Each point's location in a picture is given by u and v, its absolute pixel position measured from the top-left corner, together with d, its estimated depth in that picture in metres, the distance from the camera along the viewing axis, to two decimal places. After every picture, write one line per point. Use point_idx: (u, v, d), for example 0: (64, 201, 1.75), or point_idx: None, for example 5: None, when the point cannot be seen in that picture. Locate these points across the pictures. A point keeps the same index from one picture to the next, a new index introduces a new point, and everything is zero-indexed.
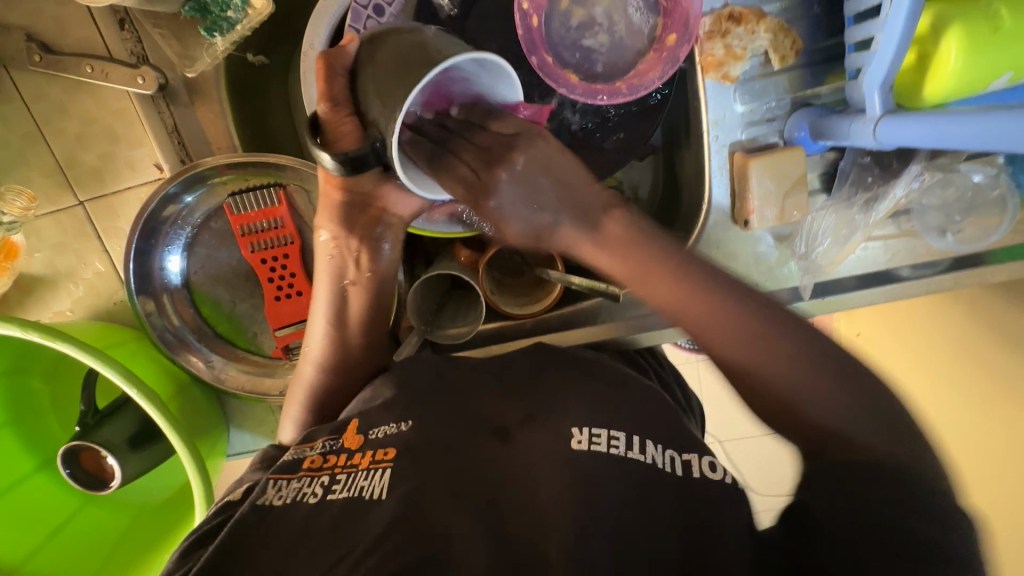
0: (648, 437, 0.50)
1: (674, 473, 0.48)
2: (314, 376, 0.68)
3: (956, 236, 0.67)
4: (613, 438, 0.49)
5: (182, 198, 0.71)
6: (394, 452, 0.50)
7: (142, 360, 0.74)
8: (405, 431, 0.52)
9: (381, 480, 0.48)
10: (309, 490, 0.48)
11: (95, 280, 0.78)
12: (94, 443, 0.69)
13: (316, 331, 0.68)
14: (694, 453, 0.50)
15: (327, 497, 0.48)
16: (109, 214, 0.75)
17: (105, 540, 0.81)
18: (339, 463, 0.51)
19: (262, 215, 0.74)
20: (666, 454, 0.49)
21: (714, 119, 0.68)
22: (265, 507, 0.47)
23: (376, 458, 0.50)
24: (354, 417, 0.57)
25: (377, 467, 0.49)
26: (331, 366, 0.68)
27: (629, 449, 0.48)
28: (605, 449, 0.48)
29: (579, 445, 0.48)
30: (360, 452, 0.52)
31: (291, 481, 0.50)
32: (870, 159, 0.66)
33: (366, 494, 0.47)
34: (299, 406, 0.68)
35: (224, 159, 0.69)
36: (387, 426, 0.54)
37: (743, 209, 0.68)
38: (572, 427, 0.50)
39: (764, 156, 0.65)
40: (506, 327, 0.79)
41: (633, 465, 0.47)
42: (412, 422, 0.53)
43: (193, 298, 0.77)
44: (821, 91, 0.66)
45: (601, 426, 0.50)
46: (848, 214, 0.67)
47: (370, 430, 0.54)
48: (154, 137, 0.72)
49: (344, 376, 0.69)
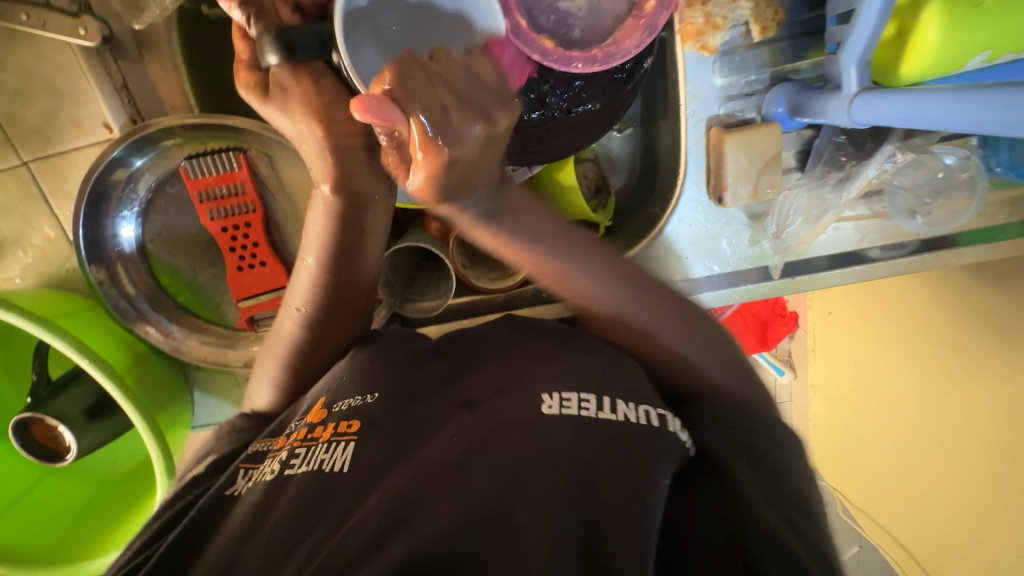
0: (617, 397, 0.49)
1: (650, 426, 0.46)
2: (293, 331, 0.61)
3: (925, 219, 0.68)
4: (584, 400, 0.48)
5: (131, 160, 0.68)
6: (359, 424, 0.50)
7: (96, 331, 0.71)
8: (370, 403, 0.52)
9: (343, 453, 0.47)
10: (269, 469, 0.48)
11: (45, 246, 0.74)
12: (46, 414, 0.67)
13: (302, 283, 0.61)
14: (666, 410, 0.49)
15: (284, 472, 0.47)
16: (57, 176, 0.71)
17: (70, 509, 0.80)
18: (299, 438, 0.50)
19: (222, 180, 0.70)
20: (640, 409, 0.48)
21: (692, 93, 0.66)
22: (233, 497, 0.47)
23: (339, 430, 0.49)
24: (321, 395, 0.56)
25: (339, 440, 0.48)
26: (314, 321, 0.61)
27: (600, 410, 0.47)
28: (576, 412, 0.47)
29: (550, 410, 0.47)
30: (322, 425, 0.51)
31: (258, 469, 0.49)
32: (844, 138, 0.65)
33: (326, 467, 0.46)
34: (276, 363, 0.62)
35: (176, 119, 0.65)
36: (352, 399, 0.53)
37: (718, 186, 0.67)
38: (542, 393, 0.49)
39: (741, 131, 0.64)
40: (476, 302, 0.77)
41: (603, 426, 0.46)
42: (379, 394, 0.53)
43: (150, 266, 0.74)
44: (799, 66, 0.65)
45: (571, 390, 0.49)
46: (820, 193, 0.67)
47: (334, 403, 0.53)
48: (101, 93, 0.68)
49: (329, 333, 0.62)
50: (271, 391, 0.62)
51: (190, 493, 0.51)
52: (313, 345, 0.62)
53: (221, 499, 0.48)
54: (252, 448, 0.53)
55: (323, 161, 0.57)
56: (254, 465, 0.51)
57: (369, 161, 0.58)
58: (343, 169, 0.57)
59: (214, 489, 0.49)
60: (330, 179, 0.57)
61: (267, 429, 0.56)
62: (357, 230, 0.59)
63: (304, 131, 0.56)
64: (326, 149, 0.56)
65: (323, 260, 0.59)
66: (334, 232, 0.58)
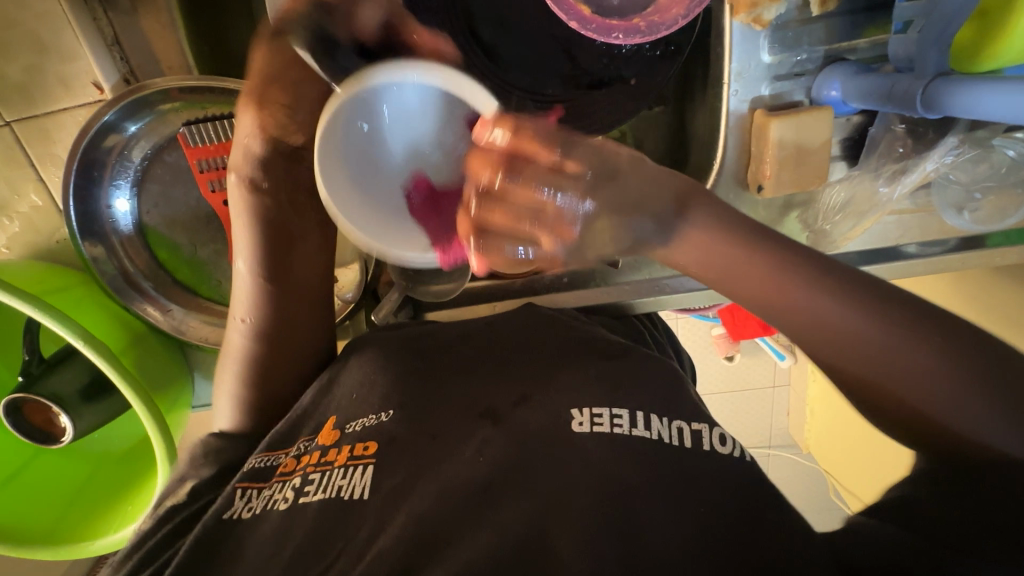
0: (651, 412, 0.46)
1: (685, 448, 0.44)
2: (243, 343, 0.57)
3: (973, 215, 0.64)
4: (616, 417, 0.45)
5: (125, 126, 0.62)
6: (375, 447, 0.47)
7: (90, 309, 0.67)
8: (386, 422, 0.49)
9: (363, 477, 0.45)
10: (280, 496, 0.45)
11: (32, 214, 0.69)
12: (40, 396, 0.64)
13: (241, 289, 0.57)
14: (704, 421, 0.46)
15: (299, 500, 0.44)
16: (43, 139, 0.65)
17: (67, 488, 0.78)
18: (312, 462, 0.47)
19: (222, 149, 0.65)
20: (674, 426, 0.45)
21: (737, 70, 0.61)
22: (233, 522, 0.45)
23: (354, 454, 0.47)
24: (330, 412, 0.53)
25: (356, 463, 0.46)
26: (264, 331, 0.57)
27: (634, 427, 0.44)
28: (608, 429, 0.44)
29: (581, 428, 0.45)
30: (336, 448, 0.48)
31: (261, 492, 0.47)
32: (903, 127, 0.60)
33: (344, 495, 0.44)
34: (232, 376, 0.58)
35: (172, 80, 0.60)
36: (366, 418, 0.50)
37: (758, 173, 0.63)
38: (570, 408, 0.46)
39: (788, 115, 0.59)
40: (492, 286, 0.74)
41: (638, 444, 0.43)
42: (394, 411, 0.50)
43: (147, 240, 0.69)
44: (857, 44, 0.59)
45: (602, 405, 0.46)
46: (871, 186, 0.63)
47: (348, 424, 0.51)
48: (89, 47, 0.61)
49: (280, 342, 0.58)
50: (236, 406, 0.58)
51: (179, 515, 0.49)
52: (268, 357, 0.58)
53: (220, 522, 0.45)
54: (251, 464, 0.50)
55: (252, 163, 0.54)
56: (252, 483, 0.48)
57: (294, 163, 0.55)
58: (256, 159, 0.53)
59: (211, 514, 0.46)
60: (258, 178, 0.54)
61: (264, 443, 0.52)
62: (297, 235, 0.57)
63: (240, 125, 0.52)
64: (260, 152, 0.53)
65: (261, 265, 0.56)
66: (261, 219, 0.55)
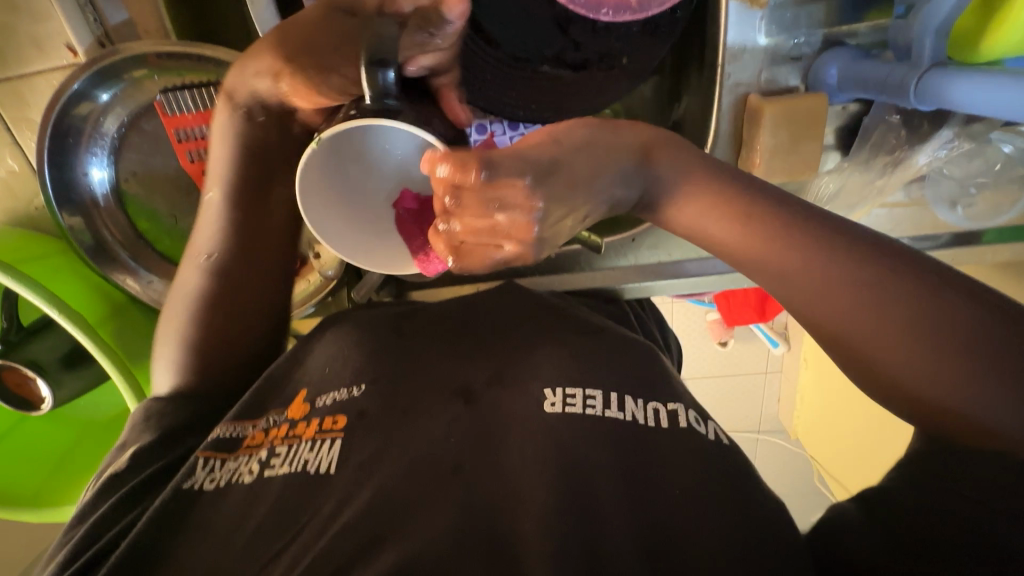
0: (625, 393, 0.46)
1: (659, 428, 0.44)
2: (199, 281, 0.55)
3: (966, 210, 0.63)
4: (589, 397, 0.45)
5: (96, 93, 0.61)
6: (345, 421, 0.47)
7: (67, 278, 0.67)
8: (356, 397, 0.49)
9: (330, 452, 0.45)
10: (246, 468, 0.45)
11: (10, 179, 0.68)
12: (17, 363, 0.64)
13: (206, 220, 0.54)
14: (679, 403, 0.47)
15: (264, 474, 0.44)
16: (19, 102, 0.64)
17: (50, 454, 0.79)
18: (280, 435, 0.47)
19: (200, 119, 0.64)
20: (647, 407, 0.45)
21: (732, 52, 0.58)
22: (194, 492, 0.44)
23: (324, 427, 0.47)
24: (302, 386, 0.53)
25: (324, 437, 0.46)
26: (222, 274, 0.55)
27: (606, 408, 0.45)
28: (580, 411, 0.44)
29: (553, 408, 0.44)
30: (305, 422, 0.48)
31: (225, 463, 0.46)
32: (898, 118, 0.58)
33: (311, 470, 0.44)
34: (177, 329, 0.55)
35: (149, 46, 0.58)
36: (336, 392, 0.50)
37: (748, 160, 0.61)
38: (544, 388, 0.46)
39: (781, 101, 0.57)
40: (477, 268, 0.73)
41: (610, 425, 0.44)
42: (366, 385, 0.50)
43: (126, 209, 0.68)
44: (858, 28, 0.57)
45: (575, 385, 0.46)
46: (865, 177, 0.62)
47: (318, 397, 0.51)
48: (62, 10, 0.59)
49: (233, 292, 0.56)
50: (177, 359, 0.55)
51: (133, 484, 0.46)
52: (215, 301, 0.55)
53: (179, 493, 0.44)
54: (216, 434, 0.49)
55: (249, 87, 0.49)
56: (216, 453, 0.47)
57: (281, 127, 0.52)
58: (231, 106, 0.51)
59: (171, 486, 0.44)
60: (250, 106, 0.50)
61: (230, 414, 0.51)
62: (264, 176, 0.54)
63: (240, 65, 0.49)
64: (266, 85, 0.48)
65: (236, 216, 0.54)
66: (233, 165, 0.52)
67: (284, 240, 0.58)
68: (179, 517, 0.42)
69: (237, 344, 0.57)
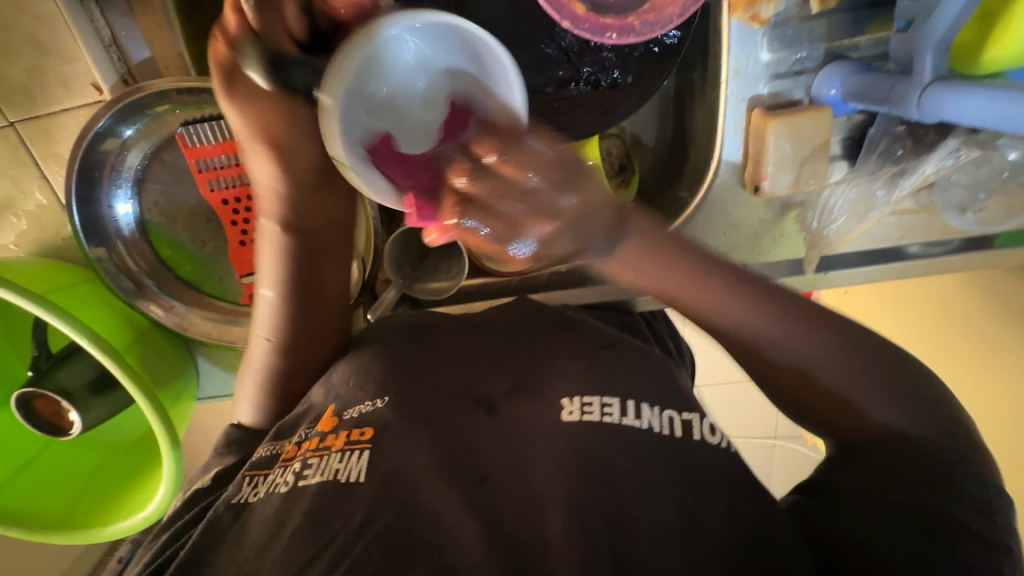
0: (641, 400, 0.47)
1: (674, 437, 0.45)
2: (265, 358, 0.59)
3: (977, 216, 0.62)
4: (606, 405, 0.46)
5: (121, 130, 0.63)
6: (371, 432, 0.48)
7: (94, 306, 0.69)
8: (379, 409, 0.50)
9: (358, 462, 0.45)
10: (281, 480, 0.47)
11: (39, 212, 0.70)
12: (48, 390, 0.66)
13: (263, 312, 0.59)
14: (694, 412, 0.48)
15: (298, 484, 0.45)
16: (47, 139, 0.66)
17: (77, 477, 0.81)
18: (311, 447, 0.48)
19: (220, 149, 0.66)
20: (664, 415, 0.46)
21: (736, 68, 0.60)
22: (240, 506, 0.46)
23: (353, 438, 0.48)
24: (329, 401, 0.54)
25: (353, 448, 0.47)
26: (286, 346, 0.59)
27: (624, 416, 0.46)
28: (598, 418, 0.45)
29: (570, 417, 0.46)
30: (333, 434, 0.49)
31: (267, 478, 0.48)
32: (903, 129, 0.59)
33: (342, 477, 0.45)
34: (256, 387, 0.60)
35: (170, 82, 0.61)
36: (362, 405, 0.51)
37: (755, 173, 0.62)
38: (561, 398, 0.48)
39: (786, 115, 0.58)
40: (489, 285, 0.74)
41: (628, 432, 0.45)
42: (390, 398, 0.51)
43: (149, 238, 0.70)
44: (859, 41, 0.58)
45: (594, 394, 0.47)
46: (869, 189, 0.62)
47: (345, 411, 0.51)
48: (88, 50, 0.62)
49: (302, 356, 0.60)
50: (254, 408, 0.61)
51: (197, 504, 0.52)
52: (289, 370, 0.60)
53: (229, 508, 0.47)
54: (259, 454, 0.52)
55: (278, 202, 0.55)
56: (259, 471, 0.50)
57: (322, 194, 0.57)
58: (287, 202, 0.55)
59: (222, 500, 0.48)
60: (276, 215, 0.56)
61: (272, 433, 0.54)
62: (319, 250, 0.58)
63: (257, 168, 0.53)
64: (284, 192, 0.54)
65: (290, 290, 0.58)
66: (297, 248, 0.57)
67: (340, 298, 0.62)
68: (222, 531, 0.45)
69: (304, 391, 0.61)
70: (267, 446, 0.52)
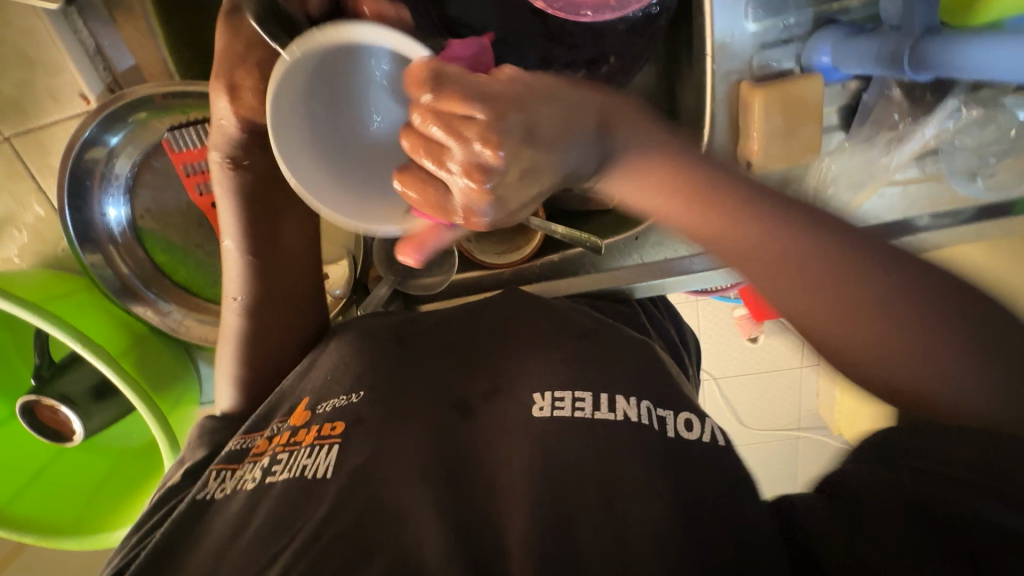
0: (617, 392, 0.47)
1: (650, 428, 0.44)
2: (236, 322, 0.58)
3: (987, 181, 0.59)
4: (579, 400, 0.46)
5: (107, 138, 0.64)
6: (342, 426, 0.49)
7: (92, 313, 0.70)
8: (354, 403, 0.51)
9: (327, 458, 0.47)
10: (249, 476, 0.48)
11: (38, 225, 0.72)
12: (49, 397, 0.67)
13: (232, 273, 0.57)
14: (671, 408, 0.46)
15: (266, 479, 0.47)
16: (40, 152, 0.68)
17: (87, 483, 0.82)
18: (281, 442, 0.50)
19: (207, 152, 0.67)
20: (640, 406, 0.46)
21: (720, 40, 0.57)
22: (206, 504, 0.47)
23: (322, 433, 0.49)
24: (303, 394, 0.55)
25: (323, 443, 0.48)
26: (254, 308, 0.58)
27: (596, 410, 0.46)
28: (570, 414, 0.46)
29: (541, 412, 0.46)
30: (305, 428, 0.50)
31: (235, 474, 0.49)
32: (898, 91, 0.56)
33: (309, 475, 0.46)
34: (229, 357, 0.60)
35: (153, 87, 0.61)
36: (336, 399, 0.52)
37: (746, 149, 0.59)
38: (534, 393, 0.48)
39: (774, 86, 0.56)
40: (482, 278, 0.74)
41: (601, 427, 0.44)
42: (365, 393, 0.52)
43: (143, 244, 0.71)
44: (849, 3, 0.55)
45: (565, 389, 0.48)
46: (867, 156, 0.60)
47: (318, 404, 0.53)
48: (73, 61, 0.63)
49: (268, 321, 0.59)
50: (231, 387, 0.60)
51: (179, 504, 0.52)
52: (258, 333, 0.59)
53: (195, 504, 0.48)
54: (230, 447, 0.52)
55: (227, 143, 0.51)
56: (229, 465, 0.50)
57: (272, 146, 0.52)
58: (239, 145, 0.51)
59: (188, 497, 0.48)
60: (230, 155, 0.51)
61: (243, 428, 0.55)
62: (270, 211, 0.55)
63: (216, 108, 0.49)
64: (234, 134, 0.50)
65: (245, 248, 0.55)
66: (238, 212, 0.54)
67: (305, 264, 0.60)
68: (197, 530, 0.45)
69: (277, 359, 0.61)
70: (237, 440, 0.52)
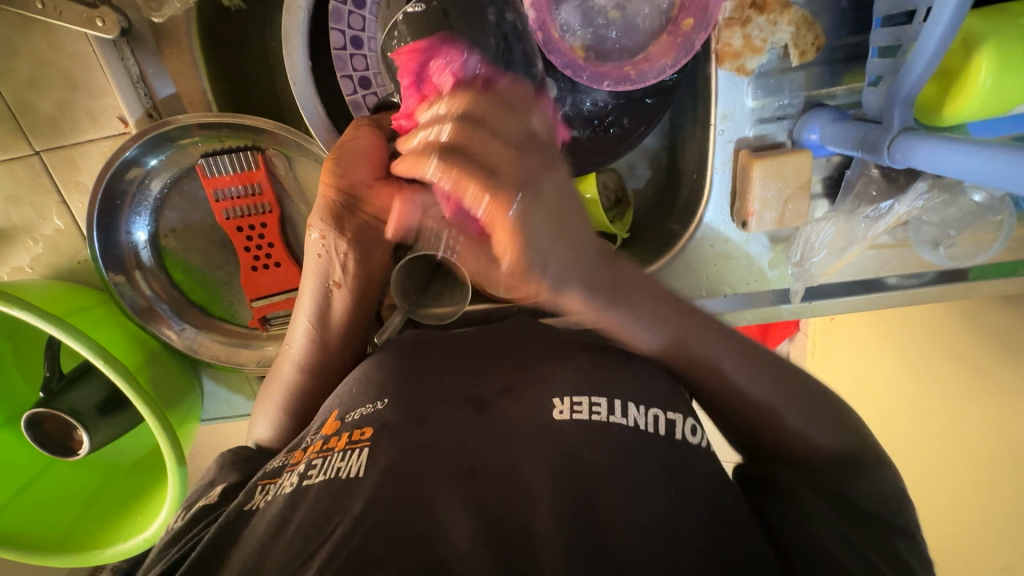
0: (629, 400, 0.51)
1: (658, 435, 0.49)
2: (292, 376, 0.68)
3: (947, 251, 0.67)
4: (595, 404, 0.50)
5: (146, 160, 0.66)
6: (371, 430, 0.51)
7: (108, 327, 0.71)
8: (379, 409, 0.53)
9: (359, 458, 0.49)
10: (286, 482, 0.51)
11: (56, 237, 0.73)
12: (59, 410, 0.67)
13: (296, 332, 0.68)
14: (678, 412, 0.52)
15: (304, 482, 0.49)
16: (70, 168, 0.69)
17: (76, 498, 0.81)
18: (315, 450, 0.53)
19: (239, 179, 0.69)
20: (649, 414, 0.51)
21: (724, 113, 0.64)
22: (252, 511, 0.50)
23: (353, 438, 0.51)
24: (333, 408, 0.58)
25: (354, 446, 0.51)
26: (309, 365, 0.68)
27: (611, 414, 0.50)
28: (587, 416, 0.50)
29: (561, 415, 0.50)
30: (337, 434, 0.53)
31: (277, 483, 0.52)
32: (877, 172, 0.63)
33: (343, 474, 0.49)
34: (277, 406, 0.68)
35: (195, 117, 0.64)
36: (363, 407, 0.55)
37: (743, 210, 0.66)
38: (553, 397, 0.52)
39: (770, 156, 0.63)
40: (489, 310, 0.78)
41: (615, 428, 0.49)
42: (388, 400, 0.54)
43: (165, 264, 0.73)
44: (835, 91, 0.63)
45: (582, 394, 0.52)
46: (849, 226, 0.67)
47: (347, 413, 0.55)
48: (117, 86, 0.66)
49: (320, 368, 0.68)
50: (271, 425, 0.68)
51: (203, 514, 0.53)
52: (309, 380, 0.68)
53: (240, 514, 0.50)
54: (270, 466, 0.56)
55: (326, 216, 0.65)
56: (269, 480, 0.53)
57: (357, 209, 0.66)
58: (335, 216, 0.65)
59: (235, 506, 0.51)
60: (327, 233, 0.65)
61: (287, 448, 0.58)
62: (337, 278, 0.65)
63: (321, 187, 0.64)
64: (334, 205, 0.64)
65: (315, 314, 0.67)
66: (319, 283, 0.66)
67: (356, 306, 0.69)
68: (235, 534, 0.48)
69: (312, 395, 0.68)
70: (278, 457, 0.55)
